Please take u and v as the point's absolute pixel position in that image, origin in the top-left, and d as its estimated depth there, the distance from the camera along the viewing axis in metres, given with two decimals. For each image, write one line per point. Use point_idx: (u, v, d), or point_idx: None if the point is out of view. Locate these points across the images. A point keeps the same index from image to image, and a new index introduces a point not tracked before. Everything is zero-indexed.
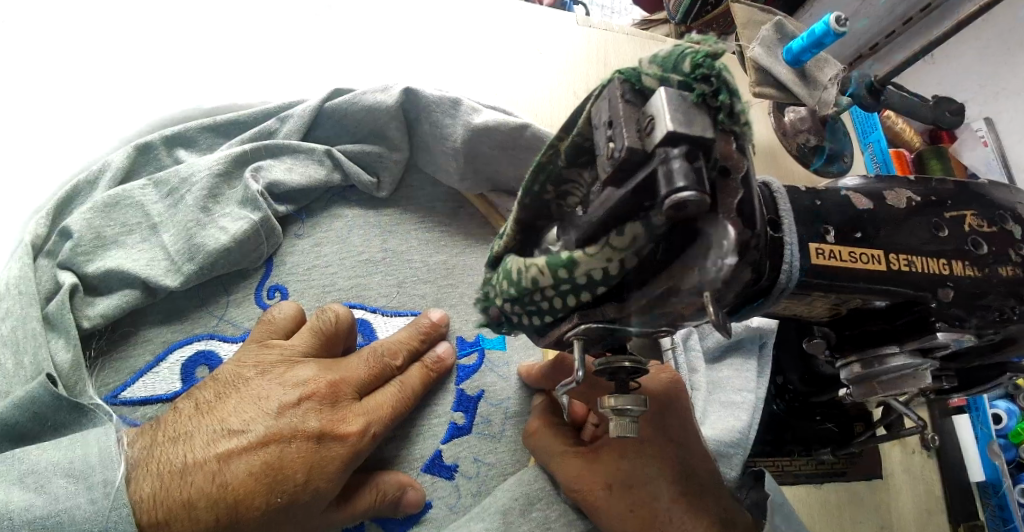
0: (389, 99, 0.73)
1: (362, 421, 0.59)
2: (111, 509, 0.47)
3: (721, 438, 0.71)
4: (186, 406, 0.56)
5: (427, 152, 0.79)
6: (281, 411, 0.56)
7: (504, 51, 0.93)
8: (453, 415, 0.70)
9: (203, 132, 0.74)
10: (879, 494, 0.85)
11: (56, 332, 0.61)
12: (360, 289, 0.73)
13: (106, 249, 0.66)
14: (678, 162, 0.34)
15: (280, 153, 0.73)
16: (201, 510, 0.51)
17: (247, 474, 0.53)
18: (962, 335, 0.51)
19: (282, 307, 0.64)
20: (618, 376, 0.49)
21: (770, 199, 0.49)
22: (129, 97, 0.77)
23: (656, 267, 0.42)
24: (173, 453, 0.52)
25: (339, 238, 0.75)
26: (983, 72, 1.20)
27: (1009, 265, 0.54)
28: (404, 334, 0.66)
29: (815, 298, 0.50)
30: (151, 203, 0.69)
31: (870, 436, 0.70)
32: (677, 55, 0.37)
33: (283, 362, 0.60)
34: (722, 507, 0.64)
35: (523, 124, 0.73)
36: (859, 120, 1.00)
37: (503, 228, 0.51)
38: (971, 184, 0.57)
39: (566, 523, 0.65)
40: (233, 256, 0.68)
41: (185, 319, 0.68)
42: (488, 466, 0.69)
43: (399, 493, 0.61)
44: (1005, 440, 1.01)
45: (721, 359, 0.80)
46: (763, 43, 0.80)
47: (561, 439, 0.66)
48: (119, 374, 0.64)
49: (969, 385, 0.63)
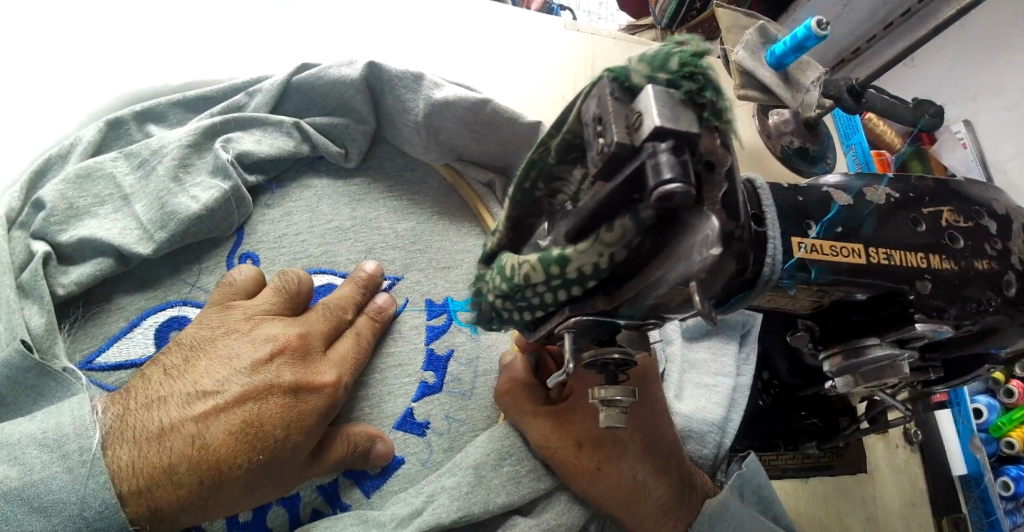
0: (353, 73, 0.75)
1: (335, 373, 0.61)
2: (88, 477, 0.47)
3: (693, 418, 0.72)
4: (153, 372, 0.56)
5: (393, 127, 0.80)
6: (255, 367, 0.57)
7: (483, 42, 0.97)
8: (423, 374, 0.70)
9: (174, 108, 0.75)
10: (866, 487, 0.87)
11: (30, 299, 0.61)
12: (329, 256, 0.74)
13: (79, 219, 0.66)
14: (666, 155, 0.34)
15: (249, 125, 0.74)
16: (183, 474, 0.51)
17: (227, 434, 0.53)
18: (942, 326, 0.51)
19: (240, 270, 0.64)
20: (608, 367, 0.49)
21: (753, 195, 0.49)
22: (100, 72, 0.78)
23: (641, 264, 0.43)
24: (147, 419, 0.52)
25: (309, 207, 0.75)
26: (960, 77, 1.26)
27: (985, 259, 0.55)
28: (347, 290, 0.67)
29: (799, 290, 0.50)
30: (123, 175, 0.69)
31: (856, 430, 0.71)
32: (664, 53, 0.36)
33: (248, 321, 0.60)
34: (682, 472, 0.67)
35: (484, 98, 0.74)
36: (840, 123, 1.03)
37: (495, 227, 0.51)
38: (950, 181, 0.57)
39: (535, 478, 0.65)
40: (205, 224, 0.68)
41: (159, 287, 0.68)
42: (460, 422, 0.70)
43: (370, 444, 0.62)
44: (986, 434, 1.05)
45: (699, 338, 0.80)
46: (748, 47, 0.82)
47: (532, 398, 0.65)
48: (95, 340, 0.64)
49: (953, 375, 0.64)
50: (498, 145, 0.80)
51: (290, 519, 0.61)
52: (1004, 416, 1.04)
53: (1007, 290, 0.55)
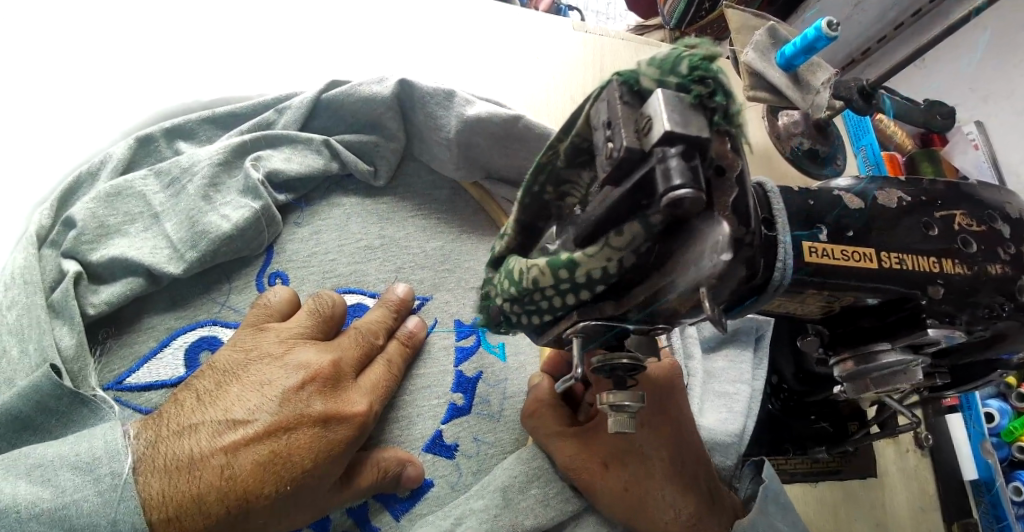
0: (385, 90, 0.76)
1: (364, 402, 0.61)
2: (119, 500, 0.47)
3: (716, 429, 0.71)
4: (185, 397, 0.56)
5: (423, 143, 0.81)
6: (286, 396, 0.57)
7: (498, 47, 0.97)
8: (452, 395, 0.70)
9: (203, 124, 0.76)
10: (874, 493, 0.86)
11: (61, 319, 0.61)
12: (358, 275, 0.74)
13: (110, 238, 0.66)
14: (676, 160, 0.34)
15: (278, 143, 0.75)
16: (211, 504, 0.51)
17: (255, 463, 0.53)
18: (953, 332, 0.51)
19: (276, 292, 0.65)
20: (617, 372, 0.48)
21: (764, 199, 0.48)
22: (130, 88, 0.78)
23: (654, 265, 0.42)
24: (179, 447, 0.52)
25: (338, 226, 0.76)
26: (973, 76, 1.24)
27: (998, 263, 0.54)
28: (378, 314, 0.67)
29: (809, 294, 0.50)
30: (153, 193, 0.70)
31: (866, 434, 0.70)
32: (674, 56, 0.36)
33: (281, 345, 0.60)
34: (710, 484, 0.66)
35: (515, 116, 0.75)
36: (850, 124, 1.02)
37: (503, 229, 0.51)
38: (961, 185, 0.57)
39: (563, 500, 0.65)
40: (236, 243, 0.68)
41: (188, 306, 0.68)
42: (489, 445, 0.70)
43: (400, 469, 0.62)
44: (997, 438, 1.04)
45: (716, 349, 0.80)
46: (757, 48, 0.81)
47: (559, 418, 0.66)
48: (124, 361, 0.64)
49: (962, 382, 0.63)
50: (526, 160, 0.79)
51: None
52: (1016, 420, 1.03)
53: (1021, 296, 0.54)
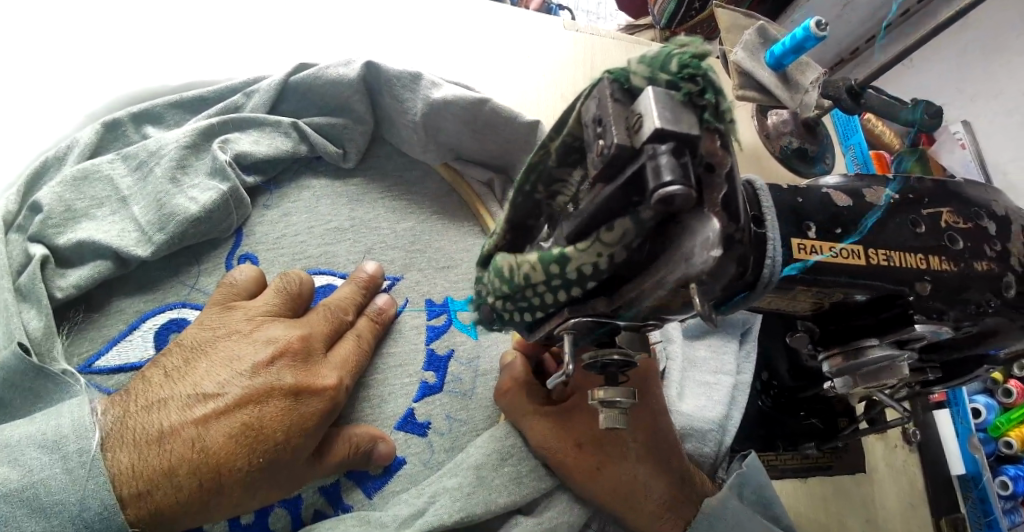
0: (350, 73, 0.75)
1: (335, 376, 0.61)
2: (88, 478, 0.47)
3: (695, 416, 0.72)
4: (154, 373, 0.55)
5: (393, 126, 0.81)
6: (255, 370, 0.57)
7: (483, 42, 0.97)
8: (423, 374, 0.70)
9: (171, 109, 0.75)
10: (864, 488, 0.87)
11: (28, 302, 0.61)
12: (328, 256, 0.74)
13: (76, 222, 0.66)
14: (666, 157, 0.34)
15: (247, 126, 0.74)
16: (182, 477, 0.50)
17: (227, 437, 0.53)
18: (940, 327, 0.52)
19: (241, 271, 0.64)
20: (609, 369, 0.48)
21: (753, 196, 0.49)
22: (100, 75, 0.78)
23: (645, 262, 0.42)
24: (148, 422, 0.51)
25: (308, 207, 0.75)
26: (959, 76, 1.26)
27: (985, 260, 0.55)
28: (347, 291, 0.67)
29: (799, 292, 0.50)
30: (120, 177, 0.69)
31: (856, 431, 0.71)
32: (664, 54, 0.36)
33: (250, 322, 0.60)
34: (681, 467, 0.67)
35: (482, 98, 0.75)
36: (839, 124, 1.03)
37: (494, 228, 0.51)
38: (948, 183, 0.57)
39: (537, 477, 0.65)
40: (204, 226, 0.68)
41: (157, 289, 0.68)
42: (461, 423, 0.70)
43: (372, 446, 0.62)
44: (984, 434, 1.06)
45: (698, 338, 0.82)
46: (746, 48, 0.81)
47: (533, 397, 0.65)
48: (93, 343, 0.64)
49: (952, 377, 0.64)
50: (497, 144, 0.80)
51: (293, 520, 0.61)
52: (1002, 416, 1.04)
53: (1007, 292, 0.55)
